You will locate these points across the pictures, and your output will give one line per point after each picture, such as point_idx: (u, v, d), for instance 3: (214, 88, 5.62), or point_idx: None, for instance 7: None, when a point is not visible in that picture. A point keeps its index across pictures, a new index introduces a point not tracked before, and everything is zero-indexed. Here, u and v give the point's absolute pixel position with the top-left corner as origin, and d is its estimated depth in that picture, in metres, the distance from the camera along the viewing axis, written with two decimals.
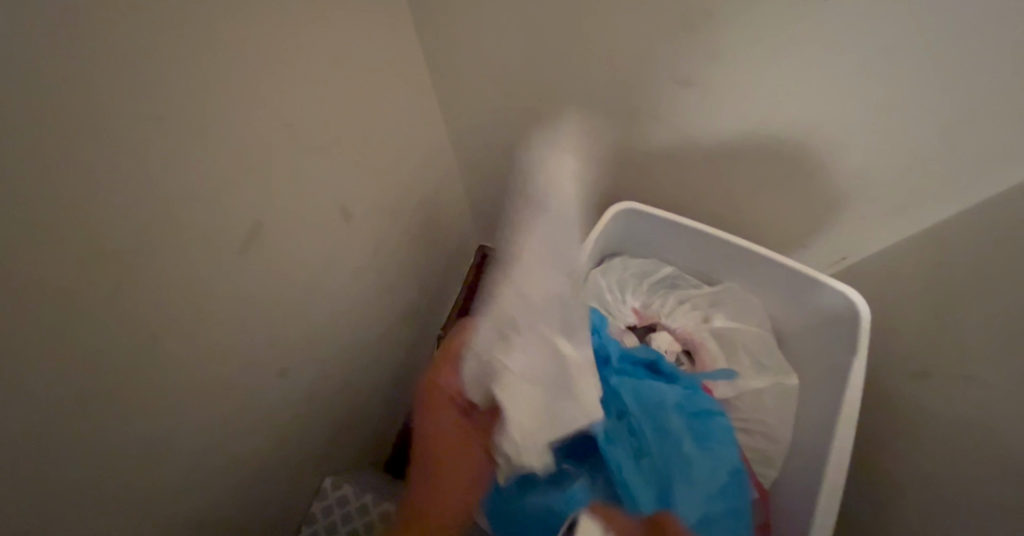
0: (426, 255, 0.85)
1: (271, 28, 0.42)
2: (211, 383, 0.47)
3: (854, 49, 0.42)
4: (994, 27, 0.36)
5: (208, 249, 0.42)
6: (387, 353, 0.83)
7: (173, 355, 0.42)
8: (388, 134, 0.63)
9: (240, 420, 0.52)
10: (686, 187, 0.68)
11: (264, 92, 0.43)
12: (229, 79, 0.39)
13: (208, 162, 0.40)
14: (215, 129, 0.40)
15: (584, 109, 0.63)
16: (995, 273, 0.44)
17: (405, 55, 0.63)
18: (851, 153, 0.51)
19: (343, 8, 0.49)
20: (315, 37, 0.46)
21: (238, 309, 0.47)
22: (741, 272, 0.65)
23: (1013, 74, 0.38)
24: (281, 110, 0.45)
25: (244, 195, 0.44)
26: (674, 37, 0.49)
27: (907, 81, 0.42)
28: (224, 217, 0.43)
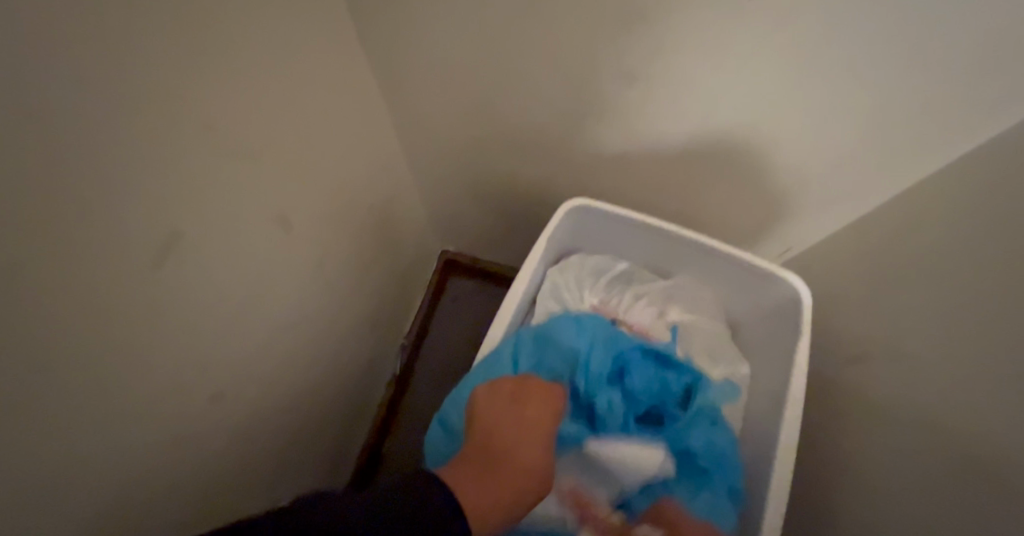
0: (382, 261, 0.84)
1: (205, 43, 0.41)
2: (144, 408, 0.45)
3: (787, 56, 0.45)
4: (911, 44, 0.40)
5: (147, 269, 0.41)
6: (343, 362, 0.82)
7: (113, 377, 0.41)
8: (330, 140, 0.62)
9: (184, 437, 0.51)
10: (631, 185, 0.71)
11: (200, 107, 0.42)
12: (166, 95, 0.39)
13: (148, 180, 0.39)
14: (146, 139, 0.38)
15: (529, 108, 0.64)
16: (926, 258, 0.48)
17: (346, 57, 0.61)
18: (786, 147, 0.54)
19: (277, 21, 0.48)
20: (248, 51, 0.46)
21: (177, 327, 0.46)
22: (693, 266, 0.68)
23: (925, 80, 0.42)
24: (218, 125, 0.45)
25: (184, 211, 0.43)
26: (613, 33, 0.50)
27: (836, 84, 0.46)
28: (158, 234, 0.41)
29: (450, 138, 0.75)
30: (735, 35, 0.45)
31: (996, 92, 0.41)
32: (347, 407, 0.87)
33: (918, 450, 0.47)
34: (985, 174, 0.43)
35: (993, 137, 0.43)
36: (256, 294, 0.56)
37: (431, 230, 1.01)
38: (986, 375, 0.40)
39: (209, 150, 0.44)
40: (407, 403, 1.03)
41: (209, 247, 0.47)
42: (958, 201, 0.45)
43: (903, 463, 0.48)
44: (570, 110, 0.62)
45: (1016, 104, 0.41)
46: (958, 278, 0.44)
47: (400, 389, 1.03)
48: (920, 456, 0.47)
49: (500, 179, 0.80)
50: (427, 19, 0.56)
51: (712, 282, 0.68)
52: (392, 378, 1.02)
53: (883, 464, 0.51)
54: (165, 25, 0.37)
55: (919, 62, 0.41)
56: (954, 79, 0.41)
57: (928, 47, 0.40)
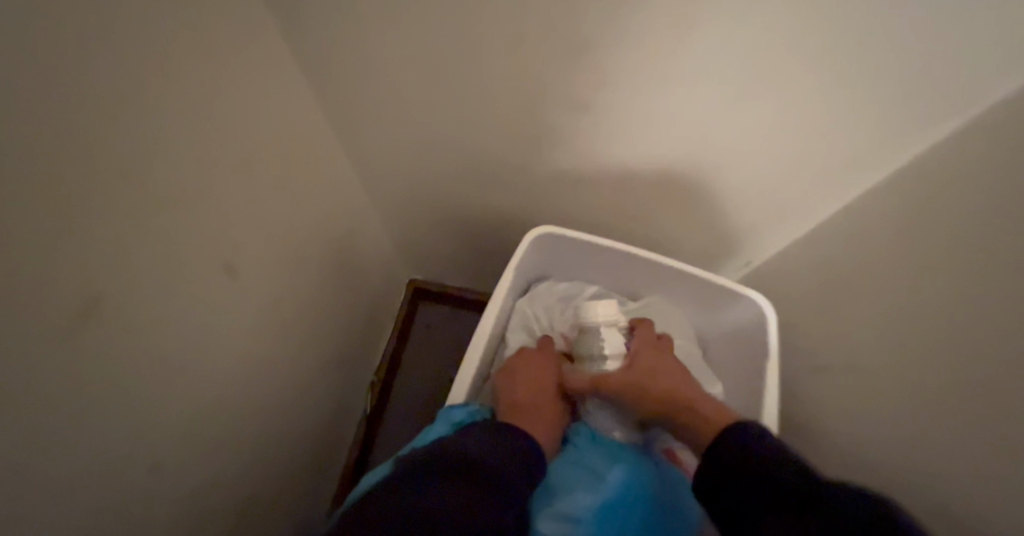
0: (345, 295, 0.82)
1: (132, 100, 0.39)
2: (96, 485, 0.43)
3: (722, 76, 0.46)
4: (832, 62, 0.42)
5: (84, 334, 0.39)
6: (310, 408, 0.79)
7: (54, 452, 0.38)
8: (284, 184, 0.61)
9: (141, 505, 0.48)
10: (593, 207, 0.71)
11: (135, 163, 0.40)
12: (93, 155, 0.37)
13: (77, 243, 0.37)
14: (79, 208, 0.36)
15: (486, 141, 0.64)
16: (889, 270, 0.49)
17: (296, 100, 0.61)
18: (737, 165, 0.56)
19: (215, 68, 0.47)
20: (183, 101, 0.44)
21: (124, 399, 0.44)
22: (660, 284, 0.68)
23: (853, 97, 0.44)
24: (156, 182, 0.43)
25: (125, 270, 0.41)
26: (563, 62, 0.50)
27: (770, 104, 0.47)
28: (100, 305, 0.40)
29: (409, 173, 0.74)
30: (682, 57, 0.46)
31: (925, 112, 0.43)
32: (316, 453, 0.84)
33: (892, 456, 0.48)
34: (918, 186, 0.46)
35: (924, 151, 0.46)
36: (211, 350, 0.53)
37: (396, 260, 0.99)
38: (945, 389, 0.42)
39: (154, 210, 0.43)
40: (380, 442, 1.00)
41: (158, 308, 0.45)
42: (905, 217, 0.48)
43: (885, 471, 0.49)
44: (525, 138, 0.62)
45: (946, 119, 0.43)
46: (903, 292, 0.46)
47: (373, 428, 1.00)
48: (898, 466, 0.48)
49: (465, 208, 0.80)
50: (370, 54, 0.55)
51: (680, 299, 0.69)
52: (363, 418, 0.99)
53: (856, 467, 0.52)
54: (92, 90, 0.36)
55: (842, 79, 0.43)
56: (890, 102, 0.44)
57: (848, 64, 0.42)
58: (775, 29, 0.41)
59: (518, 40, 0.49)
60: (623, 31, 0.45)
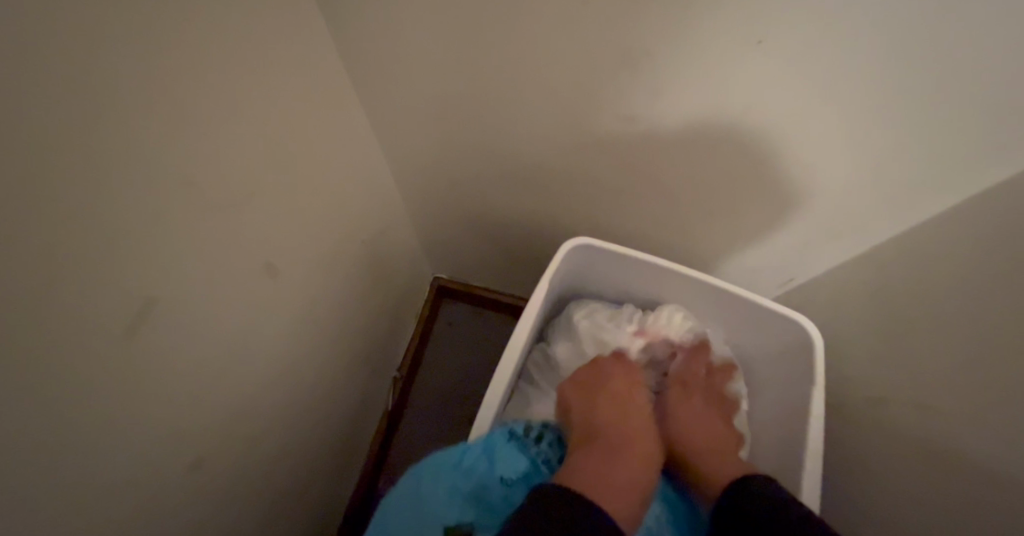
0: (376, 291, 0.82)
1: (186, 90, 0.40)
2: (136, 466, 0.44)
3: (783, 88, 0.45)
4: (910, 77, 0.40)
5: (130, 318, 0.39)
6: (335, 401, 0.79)
7: (93, 434, 0.39)
8: (322, 175, 0.61)
9: (173, 487, 0.49)
10: (631, 214, 0.70)
11: (184, 152, 0.41)
12: (147, 143, 0.37)
13: (129, 229, 0.37)
14: (124, 193, 0.36)
15: (527, 140, 0.63)
16: (946, 296, 0.47)
17: (336, 90, 0.60)
18: (789, 181, 0.54)
19: (263, 61, 0.47)
20: (232, 91, 0.44)
21: (157, 385, 0.44)
22: (700, 300, 0.67)
23: (927, 114, 0.42)
24: (203, 170, 0.43)
25: (170, 255, 0.41)
26: (609, 65, 0.49)
27: (835, 118, 0.46)
28: (151, 293, 0.41)
29: (444, 169, 0.73)
30: (739, 65, 0.44)
31: (1008, 137, 0.41)
32: (339, 446, 0.84)
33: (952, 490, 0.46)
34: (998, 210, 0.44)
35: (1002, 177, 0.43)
36: (243, 340, 0.53)
37: (426, 258, 0.99)
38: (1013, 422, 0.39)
39: (195, 197, 0.43)
40: (400, 439, 1.00)
41: (194, 297, 0.45)
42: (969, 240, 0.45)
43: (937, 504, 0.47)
44: (566, 144, 0.62)
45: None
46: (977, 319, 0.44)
47: (394, 424, 1.00)
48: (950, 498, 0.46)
49: (498, 210, 0.79)
50: (412, 51, 0.55)
51: (718, 316, 0.68)
52: (385, 414, 0.99)
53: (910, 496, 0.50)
54: (142, 72, 0.36)
55: (918, 95, 0.41)
56: (964, 124, 0.41)
57: (926, 80, 0.40)
58: (847, 40, 0.39)
59: (563, 44, 0.48)
60: (678, 38, 0.44)
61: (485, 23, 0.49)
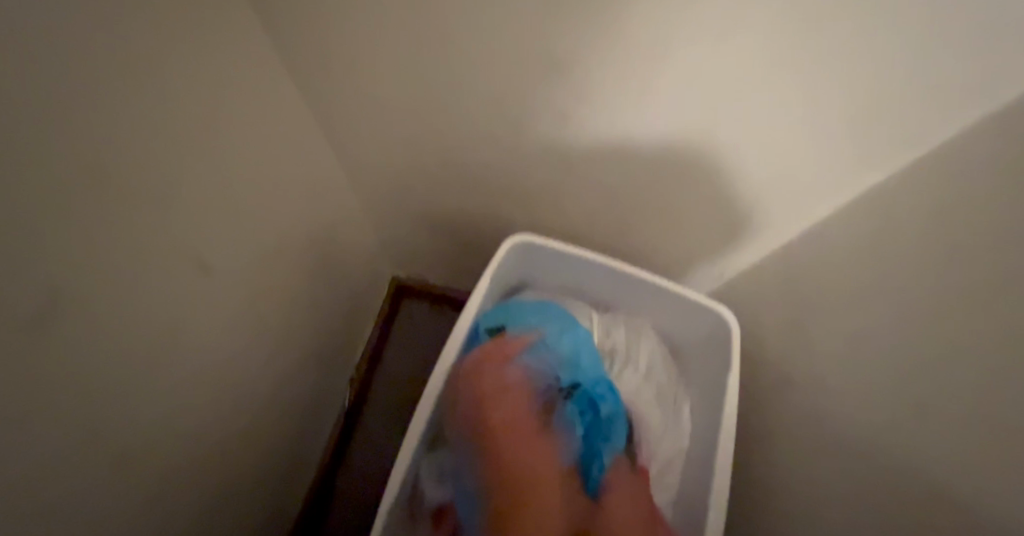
0: (326, 290, 0.83)
1: (131, 93, 0.41)
2: (87, 465, 0.44)
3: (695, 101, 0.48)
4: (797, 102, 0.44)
5: (78, 316, 0.40)
6: (286, 399, 0.79)
7: (42, 431, 0.39)
8: (265, 173, 0.61)
9: (122, 484, 0.49)
10: (570, 213, 0.73)
11: (131, 150, 0.42)
12: (92, 143, 0.38)
13: (74, 227, 0.38)
14: (58, 194, 0.36)
15: (470, 143, 0.65)
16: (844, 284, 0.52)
17: (276, 89, 0.61)
18: (707, 188, 0.58)
19: (204, 63, 0.48)
20: (174, 94, 0.45)
21: (99, 382, 0.44)
22: (634, 294, 0.73)
23: (812, 135, 0.46)
24: (150, 168, 0.44)
25: (117, 252, 0.42)
26: (543, 70, 0.51)
27: (737, 136, 0.49)
28: (100, 290, 0.42)
29: (392, 170, 0.75)
30: (660, 71, 0.47)
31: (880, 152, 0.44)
32: (291, 445, 0.84)
33: (847, 456, 0.51)
34: (872, 212, 0.47)
35: None
36: (188, 338, 0.54)
37: (379, 258, 1.00)
38: (908, 395, 0.43)
39: (134, 195, 0.43)
40: (356, 437, 1.01)
41: (138, 294, 0.46)
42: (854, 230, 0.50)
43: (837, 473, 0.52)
44: (507, 147, 0.64)
45: None
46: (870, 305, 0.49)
47: (349, 423, 1.01)
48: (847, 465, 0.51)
49: (445, 210, 0.81)
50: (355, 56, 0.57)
51: (648, 307, 0.73)
52: (340, 413, 0.99)
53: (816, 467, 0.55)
54: (73, 70, 0.36)
55: (804, 115, 0.45)
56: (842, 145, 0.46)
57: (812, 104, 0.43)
58: (752, 59, 0.42)
59: (500, 48, 0.50)
60: (605, 46, 0.46)
61: (428, 29, 0.51)
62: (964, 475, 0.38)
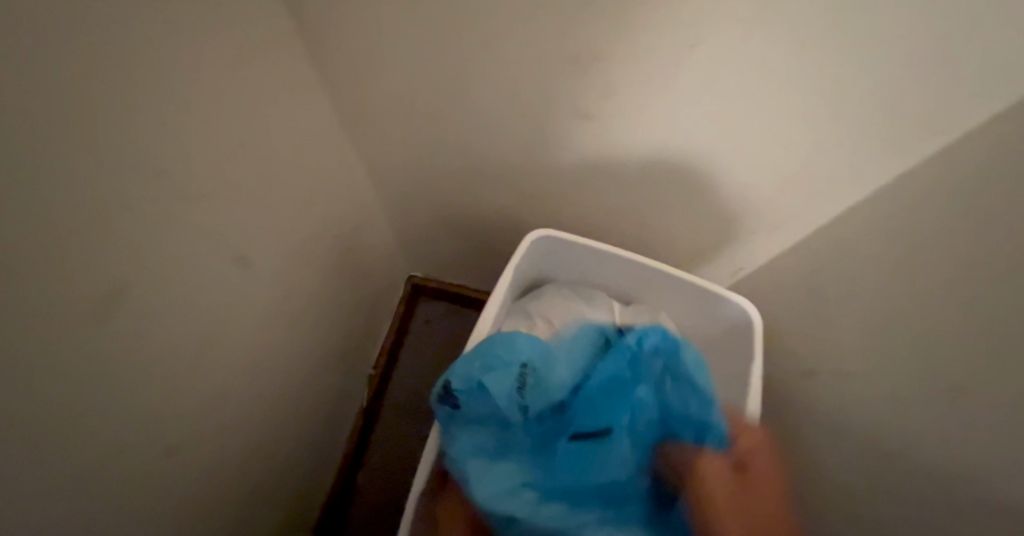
0: (350, 289, 0.84)
1: (166, 95, 0.42)
2: (119, 454, 0.46)
3: (717, 90, 0.49)
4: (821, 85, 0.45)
5: (113, 310, 0.42)
6: (310, 395, 0.81)
7: (77, 420, 0.41)
8: (296, 178, 0.63)
9: (152, 473, 0.51)
10: (593, 211, 0.74)
11: (166, 150, 0.43)
12: (130, 144, 0.40)
13: (112, 224, 0.40)
14: (99, 191, 0.38)
15: (492, 142, 0.66)
16: (870, 279, 0.52)
17: (309, 97, 0.63)
18: (732, 178, 0.59)
19: (236, 66, 0.50)
20: (208, 96, 0.47)
21: (133, 374, 0.45)
22: (655, 289, 0.73)
23: (837, 116, 0.47)
24: (183, 168, 0.46)
25: (151, 249, 0.44)
26: (565, 67, 0.52)
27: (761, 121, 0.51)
28: (134, 285, 0.43)
29: (415, 171, 0.76)
30: (681, 65, 0.48)
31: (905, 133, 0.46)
32: (315, 440, 0.86)
33: (868, 451, 0.51)
34: (900, 201, 0.49)
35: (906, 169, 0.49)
36: (218, 333, 0.55)
37: (401, 257, 1.01)
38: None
39: (168, 197, 0.45)
40: (377, 434, 1.03)
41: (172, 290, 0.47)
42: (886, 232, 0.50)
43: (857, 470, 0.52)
44: (529, 145, 0.65)
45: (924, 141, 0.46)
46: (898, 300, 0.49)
47: (371, 420, 1.02)
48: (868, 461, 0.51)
49: (467, 210, 0.82)
50: (379, 58, 0.58)
51: (669, 303, 0.74)
52: (362, 410, 1.01)
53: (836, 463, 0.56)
54: (118, 75, 0.38)
55: (828, 98, 0.46)
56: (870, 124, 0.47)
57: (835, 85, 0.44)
58: (774, 46, 0.43)
59: (523, 47, 0.51)
60: (628, 42, 0.47)
61: (452, 30, 0.52)
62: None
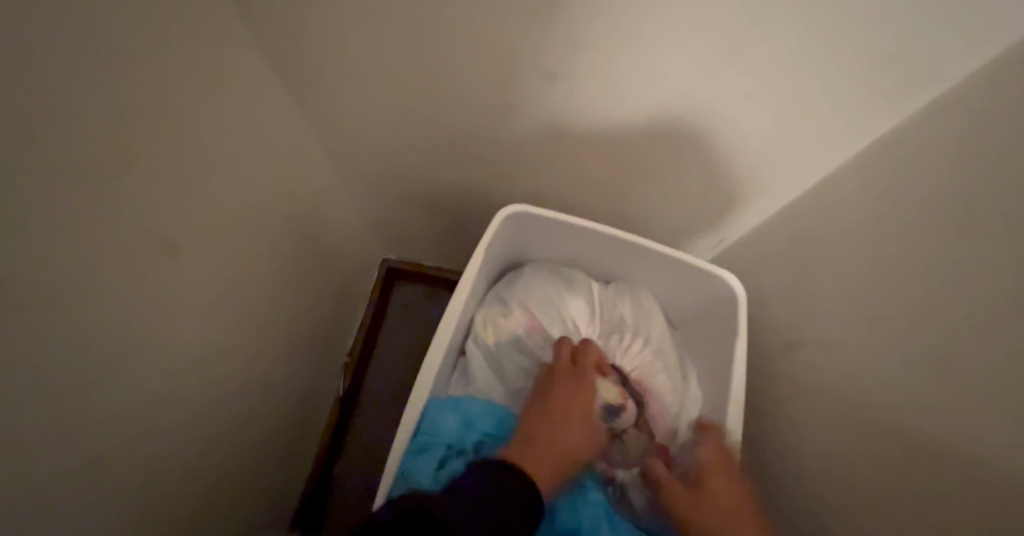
0: (315, 273, 0.80)
1: (84, 65, 0.37)
2: (63, 464, 0.42)
3: (695, 50, 0.46)
4: (806, 44, 0.42)
5: (41, 309, 0.37)
6: (278, 387, 0.77)
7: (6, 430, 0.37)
8: (245, 158, 0.58)
9: (102, 481, 0.47)
10: (567, 183, 0.71)
11: (92, 129, 0.39)
12: (47, 120, 0.35)
13: (30, 212, 0.35)
14: (11, 176, 0.33)
15: (459, 113, 0.62)
16: (855, 245, 0.50)
17: (257, 70, 0.57)
18: (711, 142, 0.56)
19: (169, 32, 0.44)
20: (137, 67, 0.42)
21: (69, 381, 0.41)
22: (636, 263, 0.71)
23: (826, 74, 0.45)
24: (116, 150, 0.41)
25: (84, 239, 0.40)
26: (533, 26, 0.47)
27: (741, 83, 0.48)
28: (66, 280, 0.39)
29: (379, 147, 0.72)
30: (658, 18, 0.44)
31: (899, 87, 0.43)
32: (288, 434, 0.83)
33: (850, 423, 0.50)
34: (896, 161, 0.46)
35: (894, 125, 0.47)
36: (167, 328, 0.51)
37: (370, 239, 0.97)
38: (916, 361, 0.42)
39: (100, 181, 0.40)
40: (353, 423, 0.99)
41: (107, 287, 0.43)
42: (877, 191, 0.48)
43: (837, 443, 0.52)
44: (502, 115, 0.61)
45: (916, 95, 0.44)
46: (884, 266, 0.47)
47: (347, 409, 0.99)
48: (846, 434, 0.50)
49: (436, 187, 0.78)
50: (330, 24, 0.53)
51: (650, 276, 0.72)
52: (337, 399, 0.98)
53: (820, 436, 0.54)
54: (25, 45, 0.32)
55: (812, 55, 0.43)
56: (858, 80, 0.44)
57: (821, 40, 0.42)
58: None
59: (488, 4, 0.46)
60: None
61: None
62: (974, 438, 0.36)
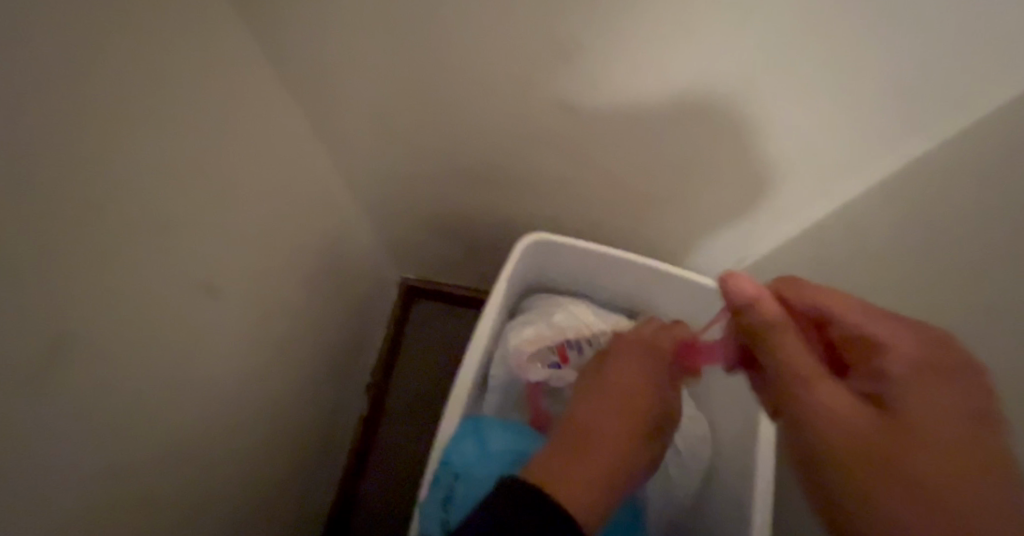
0: (339, 297, 0.82)
1: (125, 122, 0.39)
2: (112, 499, 0.44)
3: (705, 84, 0.46)
4: (814, 80, 0.43)
5: (88, 352, 0.39)
6: (305, 411, 0.78)
7: (63, 468, 0.39)
8: (271, 191, 0.60)
9: (146, 512, 0.49)
10: (583, 203, 0.72)
11: (132, 180, 0.41)
12: (92, 177, 0.37)
13: (80, 263, 0.37)
14: (64, 234, 0.35)
15: (476, 140, 0.64)
16: (876, 260, 0.50)
17: (276, 108, 0.59)
18: (725, 166, 0.56)
19: (199, 82, 0.47)
20: (173, 119, 0.44)
21: (116, 418, 0.43)
22: (652, 285, 0.71)
23: (836, 106, 0.45)
24: (153, 199, 0.43)
25: (126, 282, 0.42)
26: (547, 61, 0.49)
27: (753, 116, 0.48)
28: (110, 324, 0.41)
29: (398, 173, 0.73)
30: (668, 55, 0.45)
31: (915, 120, 0.43)
32: (315, 457, 0.84)
33: None
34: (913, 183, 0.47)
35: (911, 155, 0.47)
36: (202, 360, 0.53)
37: (390, 261, 0.98)
38: None
39: (138, 227, 0.42)
40: (377, 442, 1.00)
41: (143, 327, 0.45)
42: (898, 210, 0.48)
43: None
44: (518, 141, 0.62)
45: (933, 128, 0.43)
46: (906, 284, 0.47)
47: (371, 429, 1.00)
48: None
49: (455, 210, 0.80)
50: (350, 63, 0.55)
51: (665, 299, 0.72)
52: (361, 419, 0.99)
53: None
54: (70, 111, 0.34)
55: (823, 90, 0.44)
56: (869, 111, 0.44)
57: (829, 76, 0.42)
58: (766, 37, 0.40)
59: (504, 42, 0.48)
60: (611, 33, 0.44)
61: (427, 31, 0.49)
62: None
